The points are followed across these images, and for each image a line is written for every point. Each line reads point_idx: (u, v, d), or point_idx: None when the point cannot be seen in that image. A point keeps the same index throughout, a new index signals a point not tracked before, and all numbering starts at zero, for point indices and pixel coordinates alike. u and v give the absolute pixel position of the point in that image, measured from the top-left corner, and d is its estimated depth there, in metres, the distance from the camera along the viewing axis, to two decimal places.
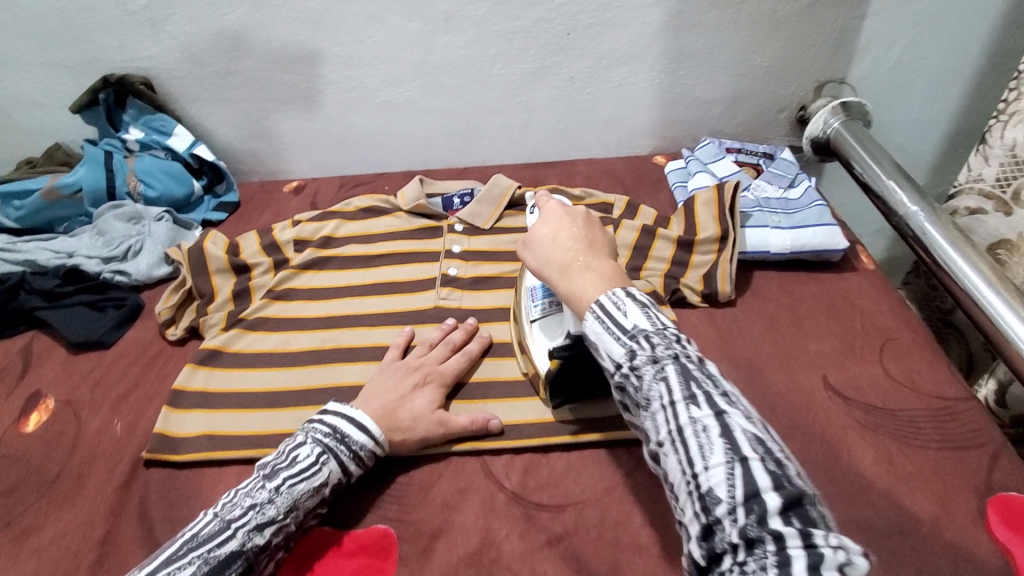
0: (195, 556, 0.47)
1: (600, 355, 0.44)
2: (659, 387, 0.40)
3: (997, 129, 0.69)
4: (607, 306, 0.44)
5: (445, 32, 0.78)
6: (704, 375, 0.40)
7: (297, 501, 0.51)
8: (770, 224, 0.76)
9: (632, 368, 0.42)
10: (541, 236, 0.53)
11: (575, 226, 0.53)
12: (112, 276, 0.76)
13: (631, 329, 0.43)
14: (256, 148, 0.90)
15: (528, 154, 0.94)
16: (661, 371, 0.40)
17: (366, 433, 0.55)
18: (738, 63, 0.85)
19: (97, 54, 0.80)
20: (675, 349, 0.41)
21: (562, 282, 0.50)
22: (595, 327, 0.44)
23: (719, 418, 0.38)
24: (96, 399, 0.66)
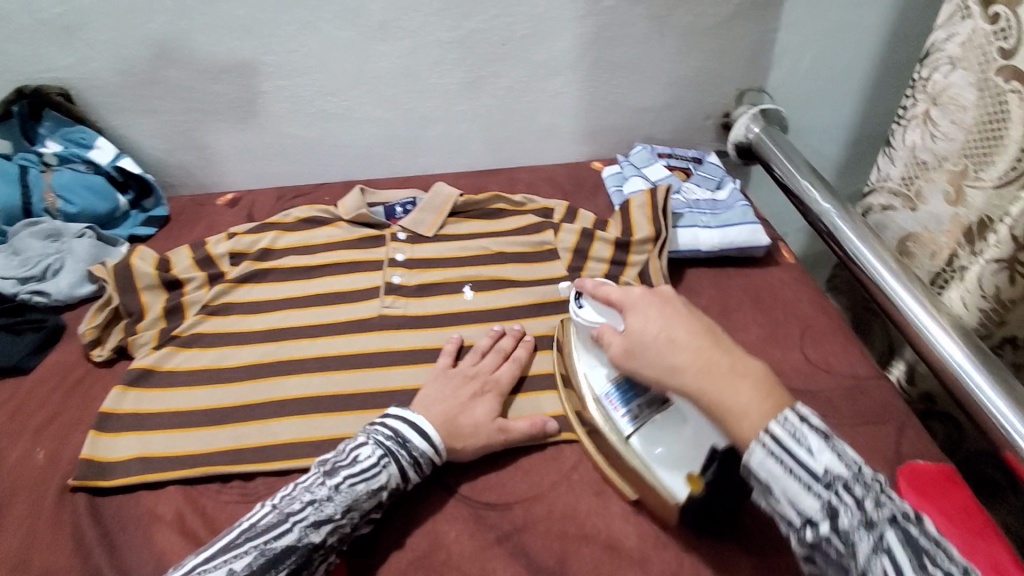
0: (252, 546, 0.47)
1: (778, 498, 0.42)
2: (883, 561, 0.38)
3: (898, 133, 0.74)
4: (785, 441, 0.41)
5: (381, 42, 0.79)
6: (930, 543, 0.38)
7: (355, 502, 0.50)
8: (699, 224, 0.80)
9: (834, 529, 0.39)
10: (655, 334, 0.50)
11: (683, 318, 0.50)
12: (30, 297, 0.71)
13: (822, 474, 0.40)
14: (187, 161, 0.87)
15: (469, 162, 0.95)
16: (880, 541, 0.38)
17: (427, 440, 0.55)
18: (664, 73, 0.89)
19: (6, 64, 0.76)
20: (886, 507, 0.40)
21: (706, 391, 0.46)
22: (764, 462, 0.42)
23: None
24: (16, 427, 0.62)
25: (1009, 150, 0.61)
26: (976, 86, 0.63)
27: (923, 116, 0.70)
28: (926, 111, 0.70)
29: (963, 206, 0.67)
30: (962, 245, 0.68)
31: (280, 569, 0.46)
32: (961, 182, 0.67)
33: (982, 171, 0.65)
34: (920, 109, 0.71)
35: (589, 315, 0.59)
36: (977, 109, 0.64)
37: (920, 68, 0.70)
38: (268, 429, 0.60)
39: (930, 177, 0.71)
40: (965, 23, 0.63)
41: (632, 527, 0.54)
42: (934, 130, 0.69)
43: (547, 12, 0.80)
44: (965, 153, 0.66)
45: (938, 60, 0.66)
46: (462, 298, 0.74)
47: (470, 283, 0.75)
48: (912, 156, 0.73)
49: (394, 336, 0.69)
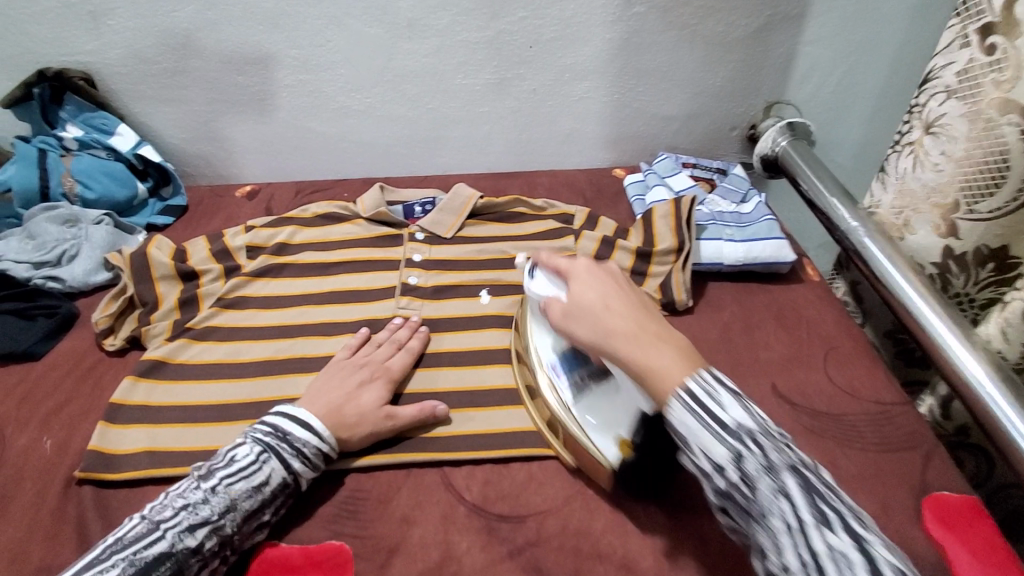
0: (120, 558, 0.45)
1: (692, 449, 0.43)
2: (783, 504, 0.39)
3: (894, 159, 0.76)
4: (700, 395, 0.43)
5: (408, 40, 0.78)
6: (824, 488, 0.41)
7: (233, 501, 0.49)
8: (723, 237, 0.78)
9: (743, 476, 0.41)
10: (592, 301, 0.50)
11: (619, 290, 0.51)
12: (43, 282, 0.70)
13: (733, 425, 0.42)
14: (207, 151, 0.87)
15: (489, 164, 0.94)
16: (781, 485, 0.40)
17: (309, 431, 0.54)
18: (692, 82, 0.88)
19: (31, 46, 0.75)
20: (787, 455, 0.42)
21: (633, 351, 0.46)
22: (683, 420, 0.43)
23: (860, 546, 0.38)
24: (23, 415, 0.61)
25: (1006, 185, 0.62)
26: (968, 118, 0.64)
27: (917, 143, 0.72)
28: (921, 138, 0.71)
29: (954, 238, 0.69)
30: (954, 271, 0.71)
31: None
32: (949, 216, 0.69)
33: (973, 205, 0.66)
34: (916, 135, 0.72)
35: (539, 285, 0.57)
36: (966, 143, 0.65)
37: (918, 95, 0.71)
38: None
39: (918, 208, 0.72)
40: (964, 51, 0.64)
41: (649, 547, 0.53)
42: (925, 159, 0.70)
43: (577, 16, 0.78)
44: (951, 187, 0.67)
45: (935, 87, 0.68)
46: (478, 302, 0.72)
47: (486, 287, 0.74)
48: (902, 185, 0.74)
49: None
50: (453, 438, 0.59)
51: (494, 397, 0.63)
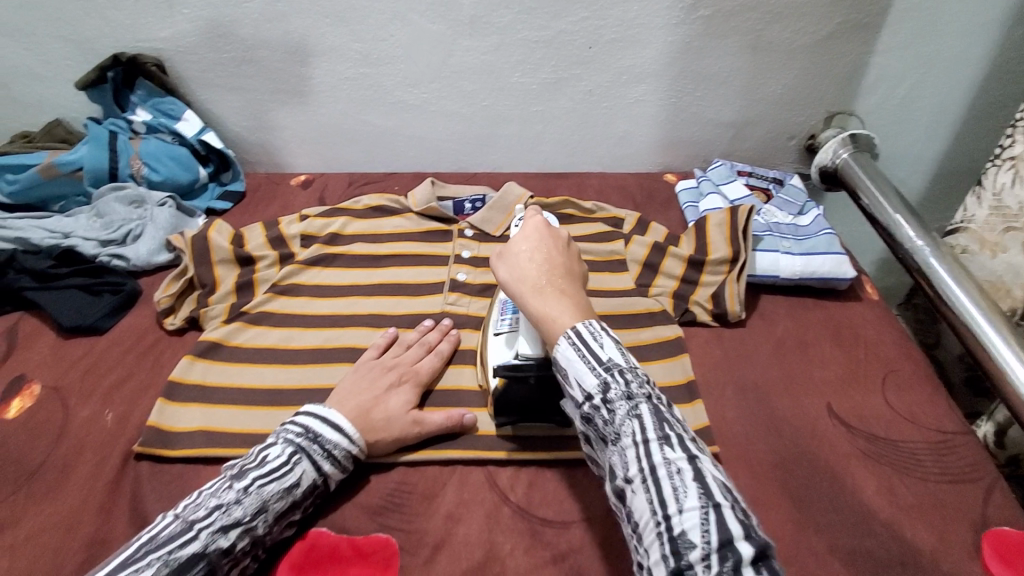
0: (154, 557, 0.43)
1: (569, 380, 0.47)
2: (633, 424, 0.43)
3: (992, 173, 0.71)
4: (585, 336, 0.46)
5: (468, 37, 0.78)
6: (675, 419, 0.44)
7: (266, 503, 0.48)
8: (780, 249, 0.76)
9: (605, 401, 0.45)
10: (519, 253, 0.53)
11: (551, 249, 0.53)
12: (109, 260, 0.73)
13: (607, 361, 0.45)
14: (265, 140, 0.89)
15: (538, 164, 0.94)
16: (634, 409, 0.44)
17: (340, 433, 0.53)
18: (752, 89, 0.86)
19: (107, 31, 0.77)
20: (646, 389, 0.45)
21: (534, 302, 0.50)
22: (567, 353, 0.46)
23: (692, 463, 0.41)
24: (87, 387, 0.63)
25: None
26: None
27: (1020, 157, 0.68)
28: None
29: None
30: None
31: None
32: None
33: None
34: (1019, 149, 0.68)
35: (512, 232, 0.58)
36: None
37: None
38: None
39: (1014, 225, 0.69)
40: None
41: None
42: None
43: (639, 17, 0.77)
44: None
45: None
46: None
47: None
48: (999, 202, 0.71)
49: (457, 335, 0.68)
50: (498, 438, 0.59)
51: None
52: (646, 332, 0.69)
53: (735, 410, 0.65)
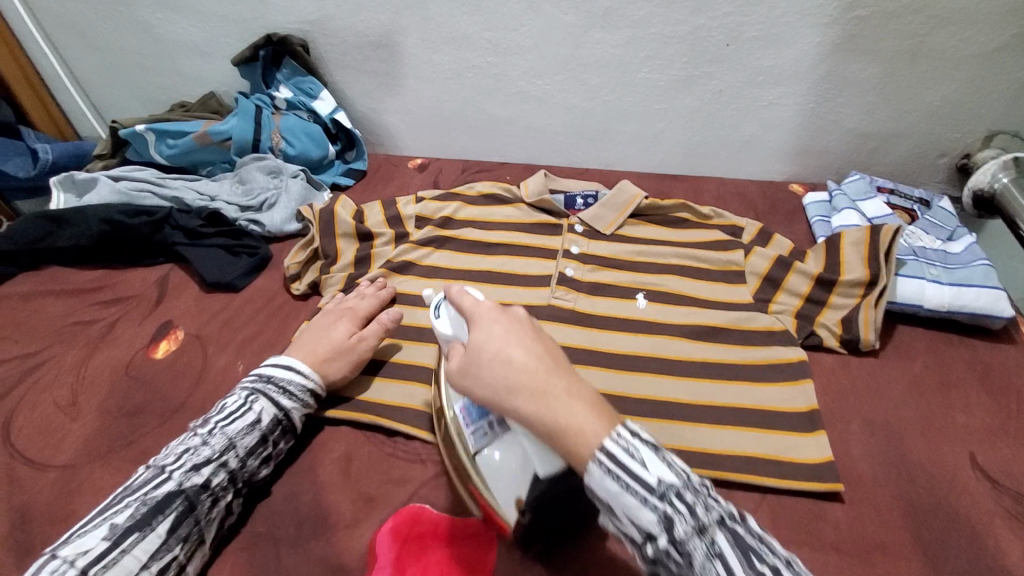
0: (134, 500, 0.47)
1: (619, 516, 0.38)
2: (716, 567, 0.36)
3: None
4: (619, 455, 0.38)
5: (600, 29, 0.76)
6: (752, 540, 0.37)
7: (233, 440, 0.52)
8: (927, 277, 0.69)
9: (673, 543, 0.36)
10: (491, 353, 0.44)
11: (524, 337, 0.44)
12: (246, 225, 0.79)
13: (658, 486, 0.37)
14: (389, 123, 0.93)
15: (654, 165, 0.91)
16: (712, 547, 0.36)
17: (292, 372, 0.57)
18: (906, 99, 0.78)
19: (262, 12, 0.83)
20: (713, 509, 0.38)
21: (539, 413, 0.41)
22: (614, 492, 0.38)
23: None
24: (223, 338, 0.68)
25: None
26: None
27: None
28: None
29: None
30: None
31: (164, 514, 0.47)
32: None
33: None
34: None
35: (442, 326, 0.52)
36: None
37: None
38: (431, 394, 0.61)
39: None
40: None
41: None
42: None
43: (787, 15, 0.72)
44: None
45: None
46: (634, 304, 0.70)
47: (644, 291, 0.71)
48: None
49: (562, 329, 0.67)
50: None
51: (646, 407, 0.60)
52: (763, 350, 0.65)
53: (862, 448, 0.59)
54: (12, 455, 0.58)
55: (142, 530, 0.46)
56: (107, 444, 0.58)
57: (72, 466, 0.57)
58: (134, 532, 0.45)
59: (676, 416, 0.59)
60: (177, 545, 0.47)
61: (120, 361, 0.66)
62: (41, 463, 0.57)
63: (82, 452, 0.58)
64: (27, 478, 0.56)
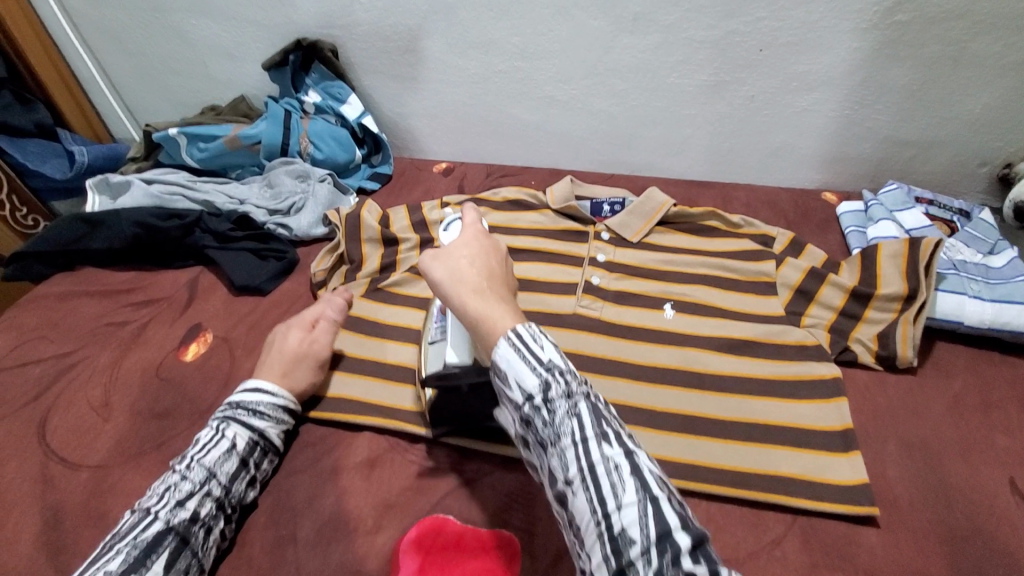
0: (123, 545, 0.46)
1: (508, 381, 0.43)
2: (572, 424, 0.40)
3: None
4: (525, 336, 0.43)
5: (629, 34, 0.75)
6: (610, 415, 0.42)
7: (215, 468, 0.52)
8: (968, 293, 0.66)
9: (545, 402, 0.42)
10: (446, 254, 0.51)
11: (483, 254, 0.52)
12: (274, 229, 0.80)
13: (547, 361, 0.42)
14: (414, 126, 0.93)
15: (682, 171, 0.89)
16: (574, 409, 0.41)
17: (261, 394, 0.57)
18: (947, 106, 0.75)
19: (292, 17, 0.84)
20: (585, 386, 0.43)
21: (474, 304, 0.47)
22: (507, 356, 0.43)
23: (630, 457, 0.39)
24: (250, 341, 0.69)
25: None
26: None
27: None
28: None
29: None
30: None
31: (157, 553, 0.46)
32: None
33: None
34: None
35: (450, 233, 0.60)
36: None
37: None
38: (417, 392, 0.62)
39: None
40: None
41: None
42: None
43: (824, 20, 0.70)
44: None
45: None
46: (661, 315, 0.68)
47: (671, 301, 0.70)
48: None
49: (588, 339, 0.66)
50: None
51: (673, 421, 0.59)
52: (796, 366, 0.63)
53: (898, 469, 0.57)
54: (47, 453, 0.59)
55: (138, 571, 0.44)
56: (137, 446, 0.59)
57: (104, 466, 0.58)
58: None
59: (703, 432, 0.58)
60: None
61: (150, 363, 0.67)
62: (75, 462, 0.58)
63: (114, 452, 0.59)
64: (61, 477, 0.57)
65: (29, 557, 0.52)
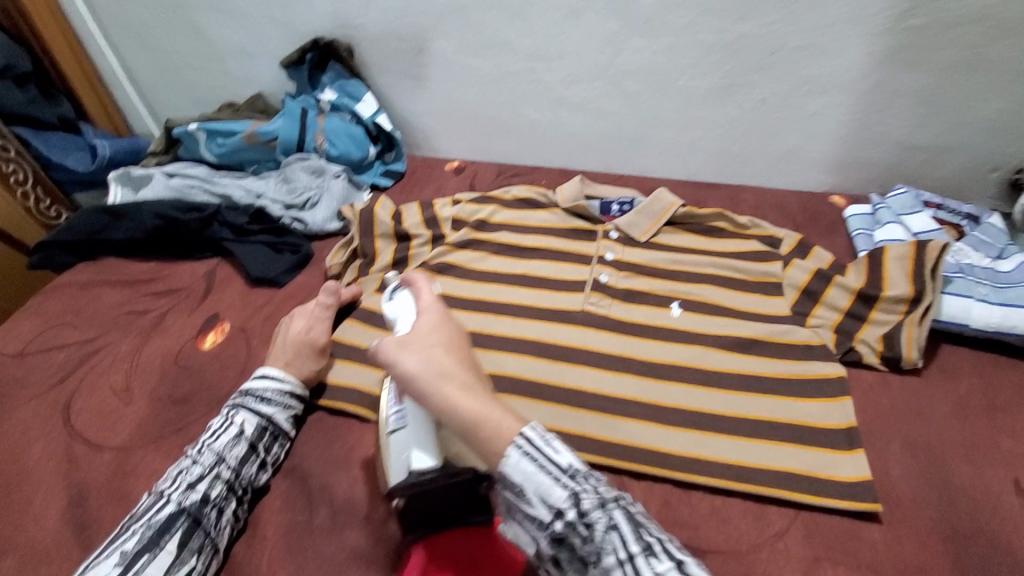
0: (137, 527, 0.48)
1: (529, 498, 0.40)
2: (613, 537, 0.38)
3: None
4: (536, 440, 0.42)
5: (642, 37, 0.76)
6: (646, 520, 0.40)
7: (223, 452, 0.54)
8: (975, 296, 0.67)
9: (579, 515, 0.39)
10: (421, 345, 0.48)
11: (455, 337, 0.50)
12: (290, 222, 0.81)
13: (567, 466, 0.41)
14: (428, 125, 0.94)
15: (691, 172, 0.90)
16: (611, 519, 0.38)
17: (267, 380, 0.60)
18: (957, 111, 0.75)
19: (310, 16, 0.86)
20: (612, 490, 0.41)
21: (466, 401, 0.44)
22: (521, 469, 0.41)
23: (682, 569, 0.37)
24: (265, 331, 0.70)
25: None
26: None
27: None
28: None
29: None
30: None
31: (171, 533, 0.48)
32: None
33: None
34: None
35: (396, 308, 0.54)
36: None
37: None
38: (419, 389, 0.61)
39: None
40: None
41: None
42: None
43: (835, 24, 0.71)
44: None
45: None
46: (668, 313, 0.69)
47: (678, 300, 0.71)
48: None
49: (595, 335, 0.67)
50: (629, 448, 0.59)
51: (679, 417, 0.60)
52: (802, 364, 0.64)
53: (901, 468, 0.58)
54: (71, 435, 0.61)
55: (152, 550, 0.47)
56: (157, 431, 0.61)
57: (125, 448, 0.60)
58: (144, 555, 0.46)
59: (708, 428, 0.59)
60: (191, 558, 0.48)
61: (170, 351, 0.69)
62: (97, 444, 0.60)
63: (134, 436, 0.61)
64: (84, 457, 0.59)
65: (56, 532, 0.54)
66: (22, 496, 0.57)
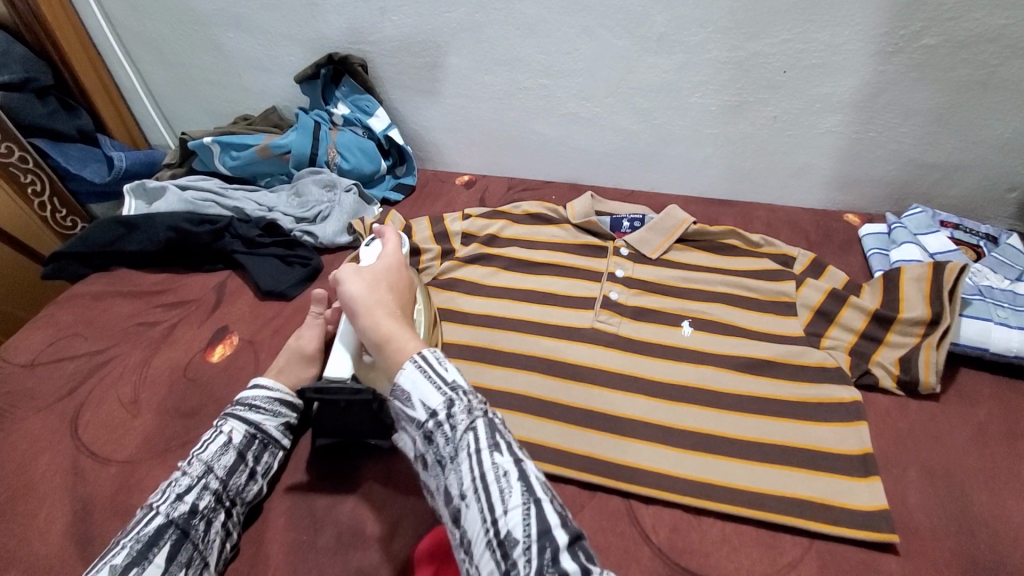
0: (125, 540, 0.48)
1: (411, 403, 0.45)
2: (469, 437, 0.43)
3: None
4: (432, 360, 0.46)
5: (653, 54, 0.76)
6: (504, 428, 0.45)
7: (210, 462, 0.53)
8: (995, 319, 0.65)
9: (448, 417, 0.44)
10: (368, 277, 0.54)
11: (400, 278, 0.57)
12: (301, 236, 0.82)
13: (452, 381, 0.45)
14: (440, 139, 0.95)
15: (703, 189, 0.90)
16: (473, 422, 0.44)
17: (256, 387, 0.59)
18: (975, 130, 0.74)
19: (325, 31, 0.87)
20: (482, 404, 0.46)
21: (387, 323, 0.50)
22: (412, 376, 0.45)
23: (519, 465, 0.43)
24: (274, 344, 0.71)
25: None
26: None
27: None
28: None
29: None
30: None
31: (159, 546, 0.48)
32: None
33: None
34: None
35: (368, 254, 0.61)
36: None
37: None
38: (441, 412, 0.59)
39: None
40: None
41: None
42: None
43: (849, 43, 0.70)
44: None
45: None
46: (679, 332, 0.69)
47: (688, 319, 0.70)
48: None
49: (603, 354, 0.67)
50: (636, 469, 0.58)
51: (689, 438, 0.59)
52: (815, 387, 0.63)
53: (919, 497, 0.56)
54: (78, 448, 0.61)
55: (141, 564, 0.46)
56: (164, 444, 0.61)
57: (132, 461, 0.60)
58: (132, 568, 0.46)
59: (719, 451, 0.58)
60: (180, 571, 0.48)
61: (177, 364, 0.69)
62: (104, 457, 0.60)
63: (141, 450, 0.61)
64: (91, 470, 0.59)
65: (62, 545, 0.54)
66: (28, 508, 0.57)
